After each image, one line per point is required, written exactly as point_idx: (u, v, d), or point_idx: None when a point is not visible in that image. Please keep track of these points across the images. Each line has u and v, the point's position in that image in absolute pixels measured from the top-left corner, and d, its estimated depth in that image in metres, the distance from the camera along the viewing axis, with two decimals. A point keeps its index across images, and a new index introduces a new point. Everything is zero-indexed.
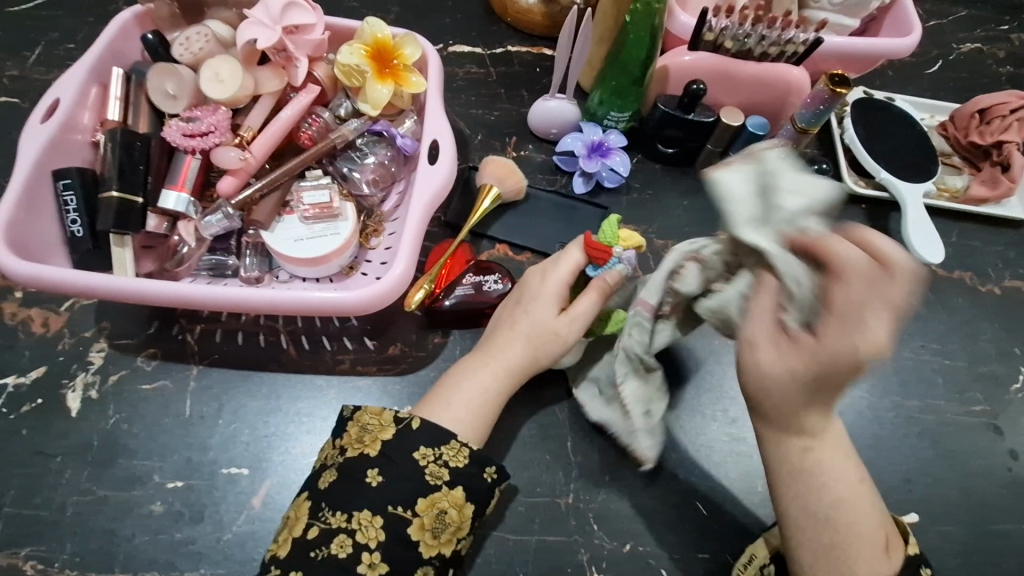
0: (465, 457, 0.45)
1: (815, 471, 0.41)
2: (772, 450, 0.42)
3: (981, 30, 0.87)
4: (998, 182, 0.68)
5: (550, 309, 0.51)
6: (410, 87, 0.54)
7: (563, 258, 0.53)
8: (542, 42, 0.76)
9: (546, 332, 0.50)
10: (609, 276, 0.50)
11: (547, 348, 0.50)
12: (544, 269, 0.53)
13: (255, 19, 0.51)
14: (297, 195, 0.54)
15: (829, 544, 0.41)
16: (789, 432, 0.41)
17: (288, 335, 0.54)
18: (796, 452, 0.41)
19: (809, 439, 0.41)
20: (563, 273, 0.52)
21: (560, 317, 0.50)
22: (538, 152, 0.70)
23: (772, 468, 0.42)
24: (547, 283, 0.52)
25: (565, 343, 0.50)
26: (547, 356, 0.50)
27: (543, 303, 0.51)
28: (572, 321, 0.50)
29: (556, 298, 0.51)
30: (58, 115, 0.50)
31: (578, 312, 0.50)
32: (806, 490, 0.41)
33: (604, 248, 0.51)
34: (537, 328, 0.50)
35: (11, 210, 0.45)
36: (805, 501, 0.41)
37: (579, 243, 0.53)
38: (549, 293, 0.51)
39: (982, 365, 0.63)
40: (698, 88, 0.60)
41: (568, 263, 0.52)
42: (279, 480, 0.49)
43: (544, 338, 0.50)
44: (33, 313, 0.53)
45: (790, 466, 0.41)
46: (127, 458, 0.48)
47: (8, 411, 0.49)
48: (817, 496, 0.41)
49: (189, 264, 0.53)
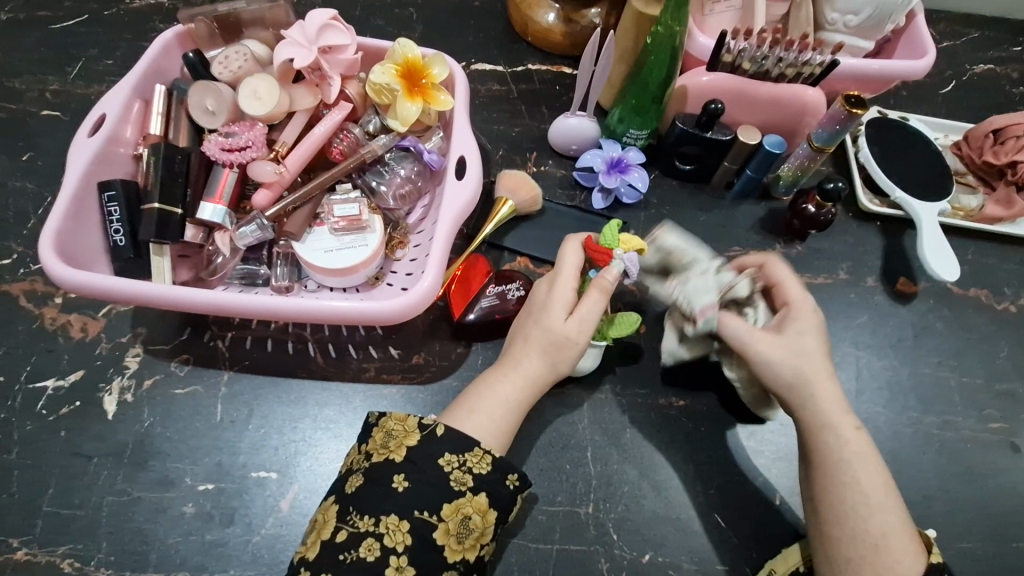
0: (487, 463, 0.46)
1: (866, 452, 0.47)
2: (826, 433, 0.47)
3: (994, 50, 0.89)
4: (1013, 202, 0.70)
5: (558, 313, 0.51)
6: (438, 105, 0.56)
7: (564, 261, 0.53)
8: (561, 60, 0.79)
9: (557, 337, 0.50)
10: (609, 273, 0.51)
11: (563, 355, 0.51)
12: (548, 279, 0.53)
13: (291, 39, 0.54)
14: (327, 208, 0.56)
15: (881, 532, 0.44)
16: (837, 414, 0.48)
17: (315, 343, 0.56)
18: (842, 439, 0.47)
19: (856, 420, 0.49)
20: (568, 280, 0.52)
21: (569, 320, 0.51)
22: (557, 167, 0.72)
23: (828, 447, 0.47)
24: (553, 291, 0.52)
25: (577, 350, 0.51)
26: (561, 366, 0.51)
27: (551, 309, 0.51)
28: (581, 323, 0.51)
29: (563, 304, 0.51)
30: (104, 129, 0.52)
31: (586, 313, 0.51)
32: (851, 476, 0.46)
33: (604, 252, 0.51)
34: (550, 342, 0.51)
35: (60, 220, 0.47)
36: (849, 489, 0.45)
37: (579, 243, 0.53)
38: (559, 300, 0.51)
39: (1000, 383, 0.63)
40: (715, 108, 0.62)
41: (571, 269, 0.52)
42: (306, 485, 0.50)
43: (557, 344, 0.51)
44: (72, 318, 0.55)
45: (839, 449, 0.47)
46: (160, 460, 0.50)
47: (47, 413, 0.51)
48: (867, 473, 0.46)
49: (222, 273, 0.55)
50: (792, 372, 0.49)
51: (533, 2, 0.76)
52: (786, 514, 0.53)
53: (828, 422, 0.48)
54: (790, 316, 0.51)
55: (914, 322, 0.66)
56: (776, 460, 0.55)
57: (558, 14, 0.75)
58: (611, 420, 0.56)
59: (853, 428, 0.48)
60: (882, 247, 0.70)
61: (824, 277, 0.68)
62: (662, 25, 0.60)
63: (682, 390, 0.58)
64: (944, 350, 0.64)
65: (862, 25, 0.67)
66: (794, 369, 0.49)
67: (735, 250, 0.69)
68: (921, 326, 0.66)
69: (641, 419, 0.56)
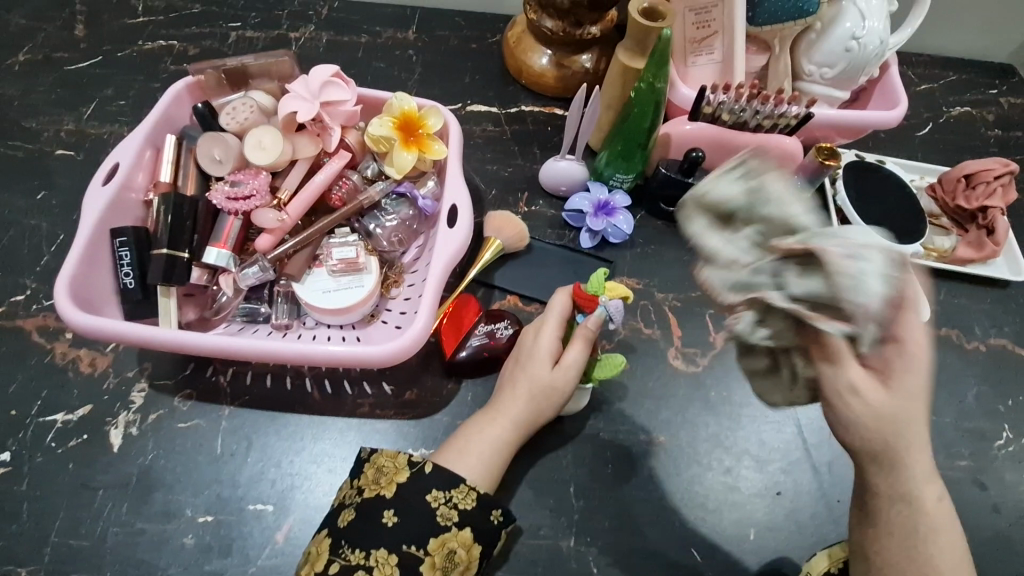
0: (473, 499, 0.49)
1: (941, 526, 0.42)
2: (900, 504, 0.42)
3: (970, 93, 0.93)
4: (984, 244, 0.73)
5: (544, 364, 0.55)
6: (433, 154, 0.60)
7: (550, 313, 0.56)
8: (554, 102, 0.83)
9: (543, 386, 0.54)
10: (591, 322, 0.54)
11: (549, 402, 0.54)
12: (535, 328, 0.57)
13: (295, 94, 0.58)
14: (326, 251, 0.59)
15: None
16: (923, 483, 0.41)
17: (312, 378, 0.59)
18: (921, 512, 0.42)
19: (940, 488, 0.42)
20: (553, 328, 0.56)
21: (555, 369, 0.54)
22: (548, 207, 0.75)
23: (899, 515, 0.42)
24: (539, 342, 0.55)
25: (561, 396, 0.54)
26: (547, 410, 0.54)
27: (538, 359, 0.55)
28: (566, 371, 0.54)
29: (549, 354, 0.55)
30: (117, 178, 0.55)
31: (570, 361, 0.54)
32: (916, 552, 0.41)
33: (590, 298, 0.54)
34: (537, 388, 0.54)
35: (75, 265, 0.50)
36: (906, 565, 0.42)
37: (567, 293, 0.57)
38: (544, 350, 0.55)
39: (968, 422, 0.66)
40: (696, 156, 0.66)
41: (556, 317, 0.56)
42: (301, 518, 0.53)
43: (544, 392, 0.54)
44: (82, 353, 0.58)
45: (907, 522, 0.42)
46: (162, 492, 0.52)
47: (56, 446, 0.54)
48: (939, 550, 0.41)
49: (226, 312, 0.58)
50: (877, 431, 0.40)
51: (527, 47, 0.80)
52: (758, 549, 0.56)
53: (909, 490, 0.41)
54: (897, 359, 0.40)
55: None
56: (752, 496, 0.58)
57: (551, 59, 0.79)
58: (594, 457, 0.59)
59: (935, 499, 0.42)
60: None
61: None
62: (645, 80, 0.64)
63: (662, 426, 0.61)
64: None
65: (838, 77, 0.71)
66: (881, 424, 0.40)
67: None
68: None
69: (622, 455, 0.59)
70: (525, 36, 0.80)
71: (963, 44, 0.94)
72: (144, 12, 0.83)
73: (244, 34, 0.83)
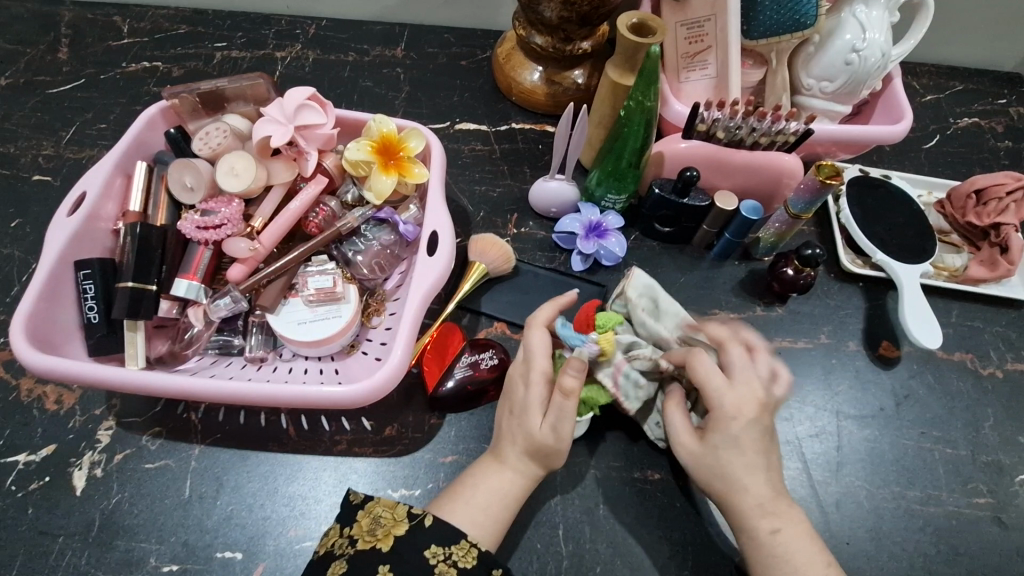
0: (474, 558, 0.46)
1: (785, 556, 0.44)
2: (745, 535, 0.46)
3: (978, 104, 0.89)
4: (997, 263, 0.68)
5: (537, 416, 0.50)
6: (412, 178, 0.57)
7: (535, 357, 0.52)
8: (545, 119, 0.80)
9: (540, 441, 0.49)
10: (570, 367, 0.50)
11: (550, 454, 0.50)
12: (523, 373, 0.53)
13: (270, 117, 0.56)
14: (302, 279, 0.56)
15: None
16: (754, 516, 0.46)
17: (288, 414, 0.56)
18: (765, 534, 0.45)
19: (776, 521, 0.46)
20: (540, 374, 0.51)
21: (546, 422, 0.50)
22: (538, 228, 0.72)
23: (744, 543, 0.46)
24: (529, 391, 0.51)
25: (563, 449, 0.49)
26: (552, 462, 0.50)
27: (529, 410, 0.50)
28: (560, 423, 0.49)
29: (539, 405, 0.50)
30: (84, 207, 0.53)
31: (562, 412, 0.49)
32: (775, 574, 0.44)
33: (588, 325, 0.54)
34: (530, 440, 0.50)
35: (34, 301, 0.48)
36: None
37: (541, 324, 0.53)
38: (535, 401, 0.51)
39: (984, 454, 0.62)
40: (691, 175, 0.62)
41: (541, 360, 0.51)
42: (272, 564, 0.50)
43: (540, 446, 0.50)
44: (48, 389, 0.55)
45: (763, 553, 0.45)
46: (125, 540, 0.50)
47: (16, 489, 0.51)
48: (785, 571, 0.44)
49: (197, 345, 0.55)
50: (710, 475, 0.47)
51: (517, 63, 0.77)
52: None
53: (743, 519, 0.46)
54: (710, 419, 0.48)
55: (897, 389, 0.65)
56: None
57: (541, 75, 0.77)
58: (585, 496, 0.55)
59: (768, 531, 0.45)
60: (865, 310, 0.69)
61: (805, 341, 0.67)
62: (634, 99, 0.61)
63: (657, 461, 0.57)
64: (928, 419, 0.63)
65: (838, 91, 0.68)
66: (722, 472, 0.47)
67: (716, 312, 0.68)
68: (903, 393, 0.65)
69: (615, 493, 0.56)
70: (515, 52, 0.78)
71: (969, 53, 0.91)
72: (129, 33, 0.81)
73: (229, 54, 0.81)
